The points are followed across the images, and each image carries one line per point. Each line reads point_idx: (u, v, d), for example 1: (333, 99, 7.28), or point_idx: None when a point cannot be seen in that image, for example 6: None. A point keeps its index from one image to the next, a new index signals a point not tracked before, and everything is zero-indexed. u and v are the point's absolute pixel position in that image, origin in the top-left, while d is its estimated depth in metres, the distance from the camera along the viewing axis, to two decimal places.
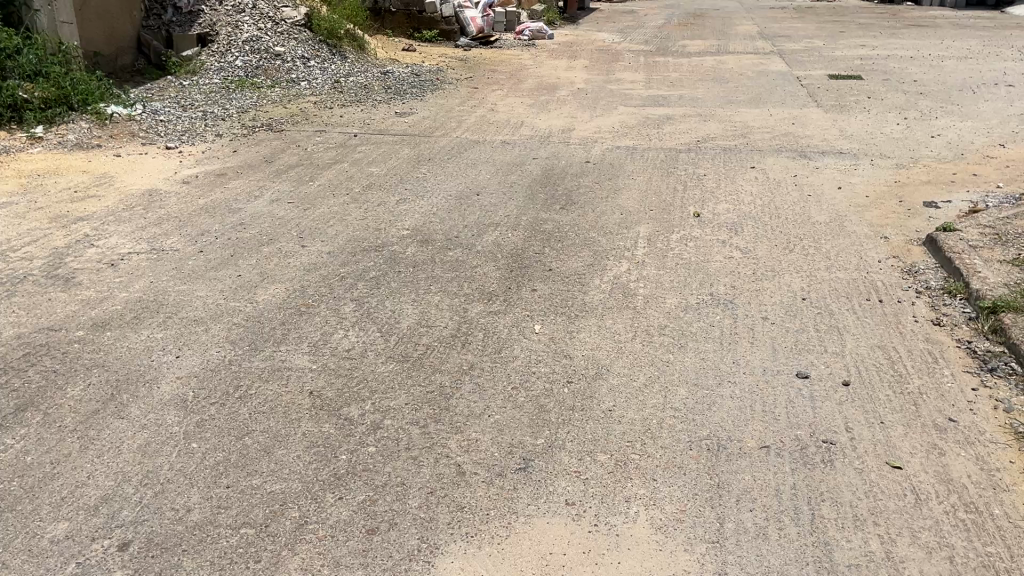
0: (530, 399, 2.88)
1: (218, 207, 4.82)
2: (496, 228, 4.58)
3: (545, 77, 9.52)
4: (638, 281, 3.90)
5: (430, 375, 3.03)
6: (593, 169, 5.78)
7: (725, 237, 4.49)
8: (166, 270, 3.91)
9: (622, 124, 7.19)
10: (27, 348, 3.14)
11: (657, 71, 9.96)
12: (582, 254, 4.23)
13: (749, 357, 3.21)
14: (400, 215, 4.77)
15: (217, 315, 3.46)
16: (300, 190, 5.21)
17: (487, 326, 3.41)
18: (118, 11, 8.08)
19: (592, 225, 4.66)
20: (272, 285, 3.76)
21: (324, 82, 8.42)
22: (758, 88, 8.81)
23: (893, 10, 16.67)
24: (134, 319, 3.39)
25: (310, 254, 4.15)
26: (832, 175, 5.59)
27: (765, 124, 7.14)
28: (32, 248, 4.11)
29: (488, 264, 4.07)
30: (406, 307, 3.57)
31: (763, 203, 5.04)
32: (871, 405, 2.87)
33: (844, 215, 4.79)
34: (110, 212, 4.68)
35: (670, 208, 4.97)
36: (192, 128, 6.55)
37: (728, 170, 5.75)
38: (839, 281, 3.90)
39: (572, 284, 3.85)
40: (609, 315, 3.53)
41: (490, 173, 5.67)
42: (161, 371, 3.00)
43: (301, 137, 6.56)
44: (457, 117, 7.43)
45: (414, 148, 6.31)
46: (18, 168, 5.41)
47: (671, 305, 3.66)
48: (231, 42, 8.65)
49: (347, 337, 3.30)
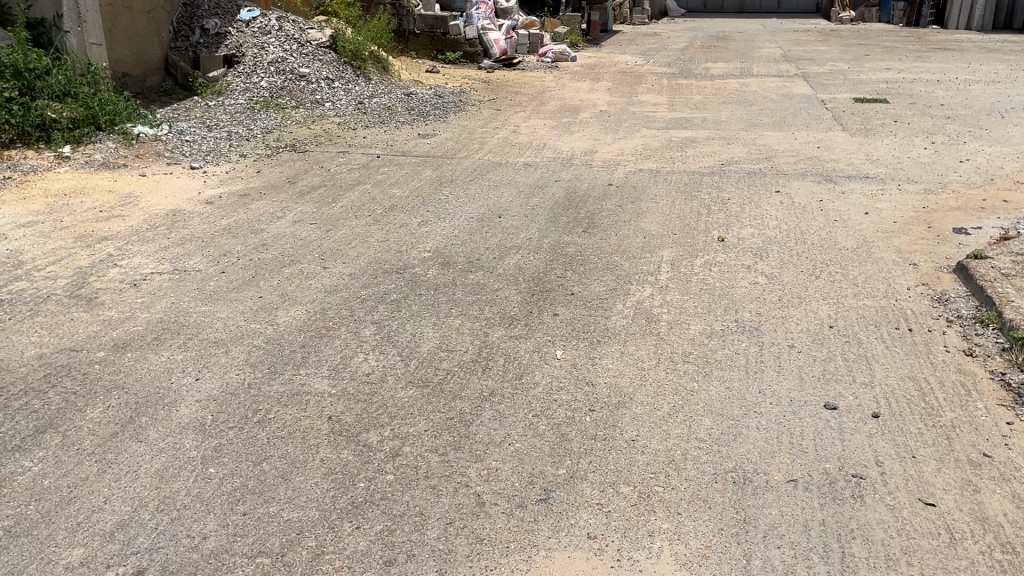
0: (552, 428, 2.83)
1: (242, 228, 4.83)
2: (518, 251, 4.55)
3: (568, 99, 9.52)
4: (661, 306, 3.85)
5: (450, 401, 2.99)
6: (616, 192, 5.74)
7: (749, 262, 4.43)
8: (188, 290, 3.91)
9: (645, 147, 7.17)
10: (49, 368, 3.14)
11: (680, 94, 9.94)
12: (605, 278, 4.19)
13: (776, 386, 3.14)
14: (422, 237, 4.75)
15: (237, 337, 3.45)
16: (322, 211, 5.22)
17: (507, 352, 3.37)
18: (148, 31, 8.20)
19: (615, 249, 4.62)
20: (293, 307, 3.75)
21: (348, 103, 8.47)
22: (783, 111, 8.76)
23: (919, 33, 16.54)
24: (155, 340, 3.39)
25: (332, 276, 4.14)
26: (858, 199, 5.52)
27: (789, 147, 7.08)
28: (56, 267, 4.14)
29: (510, 287, 4.04)
30: (426, 331, 3.54)
31: (788, 228, 4.98)
32: (901, 438, 2.80)
33: (871, 241, 4.72)
34: (134, 232, 4.70)
35: (693, 232, 4.92)
36: (217, 148, 6.60)
37: (753, 194, 5.70)
38: (867, 309, 3.82)
39: (594, 309, 3.81)
40: (631, 341, 3.48)
41: (513, 195, 5.65)
42: (180, 394, 2.99)
43: (325, 158, 6.59)
44: (480, 139, 7.44)
45: (437, 170, 6.31)
46: (45, 187, 5.47)
47: (695, 331, 3.60)
48: (256, 63, 8.73)
49: (367, 360, 3.27)
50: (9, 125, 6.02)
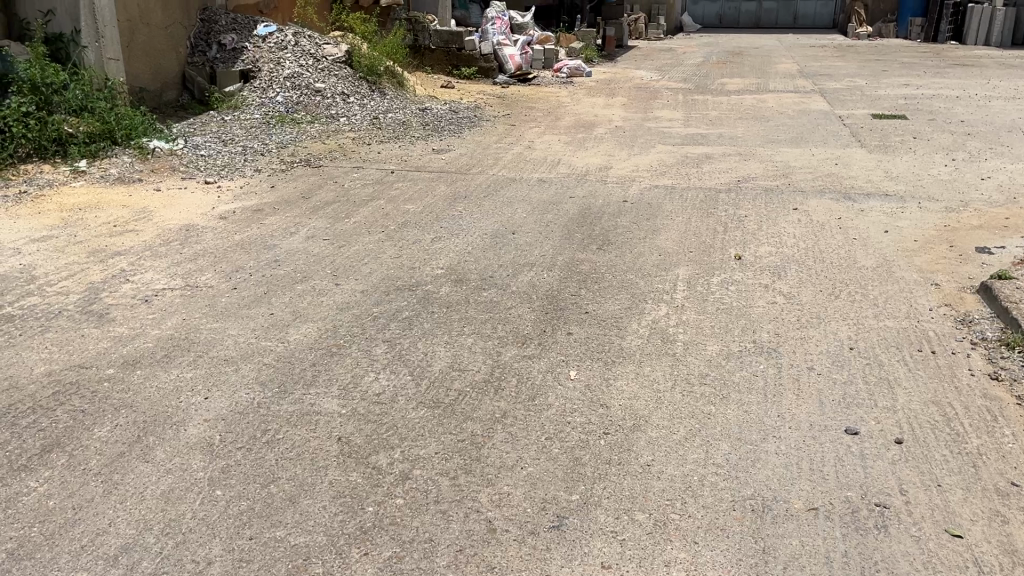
0: (565, 451, 2.77)
1: (254, 243, 4.81)
2: (532, 269, 4.50)
3: (583, 115, 9.49)
4: (677, 325, 3.80)
5: (461, 423, 2.93)
6: (631, 209, 5.68)
7: (768, 281, 4.36)
8: (200, 307, 3.88)
9: (661, 163, 7.12)
10: (57, 386, 3.11)
11: (696, 109, 9.89)
12: (620, 296, 4.13)
13: (795, 410, 3.07)
14: (435, 254, 4.72)
15: (248, 354, 3.41)
16: (336, 227, 5.20)
17: (520, 372, 3.31)
18: (165, 46, 8.23)
19: (631, 266, 4.56)
20: (304, 324, 3.72)
21: (363, 118, 8.48)
22: (800, 127, 8.69)
23: (938, 50, 16.45)
24: (164, 358, 3.36)
25: (344, 293, 4.10)
26: (877, 218, 5.43)
27: (807, 164, 7.01)
28: (69, 282, 4.13)
29: (523, 305, 3.99)
30: (438, 350, 3.49)
31: (806, 246, 4.91)
32: (926, 465, 2.72)
33: (891, 261, 4.64)
34: (147, 247, 4.69)
35: (710, 250, 4.86)
36: (231, 163, 6.60)
37: (770, 211, 5.63)
38: (889, 330, 3.74)
39: (609, 328, 3.75)
40: (647, 362, 3.42)
41: (527, 212, 5.60)
42: (188, 413, 2.95)
43: (339, 173, 6.58)
44: (494, 154, 7.41)
45: (451, 186, 6.28)
46: (61, 201, 5.48)
47: (712, 352, 3.53)
48: (272, 78, 8.76)
49: (378, 380, 3.22)
50: (25, 139, 6.05)
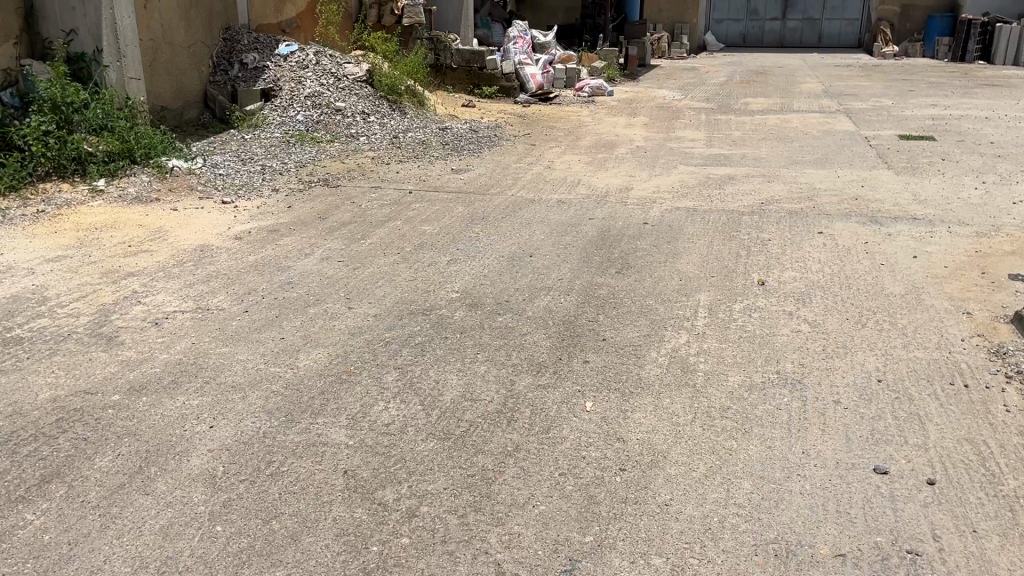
0: (579, 489, 2.66)
1: (268, 265, 4.76)
2: (549, 293, 4.40)
3: (604, 135, 9.41)
4: (698, 353, 3.68)
5: (472, 456, 2.83)
6: (651, 232, 5.56)
7: (792, 308, 4.23)
8: (210, 330, 3.82)
9: (682, 184, 7.00)
10: (61, 413, 3.05)
11: (719, 129, 9.78)
12: (639, 323, 4.02)
13: (820, 446, 2.95)
14: (450, 277, 4.63)
15: (256, 381, 3.33)
16: (351, 248, 5.14)
17: (534, 402, 3.20)
18: (187, 65, 8.25)
19: (651, 291, 4.45)
20: (315, 350, 3.64)
21: (383, 138, 8.46)
22: (825, 148, 8.54)
23: (965, 69, 16.23)
24: (171, 384, 3.29)
25: (357, 317, 4.02)
26: (906, 242, 5.28)
27: (832, 186, 6.86)
28: (80, 304, 4.08)
29: (539, 331, 3.89)
30: (450, 378, 3.39)
31: (831, 272, 4.77)
32: (960, 509, 2.58)
33: (921, 288, 4.49)
34: (161, 268, 4.65)
35: (733, 274, 4.73)
36: (249, 183, 6.58)
37: (795, 235, 5.50)
38: (919, 361, 3.60)
39: (627, 356, 3.63)
40: (666, 394, 3.30)
41: (545, 234, 5.51)
42: (192, 443, 2.87)
43: (357, 193, 6.53)
44: (514, 174, 7.34)
45: (469, 207, 6.21)
46: (77, 221, 5.46)
47: (734, 384, 3.40)
48: (293, 97, 8.76)
49: (388, 410, 3.13)
50: (45, 158, 6.06)
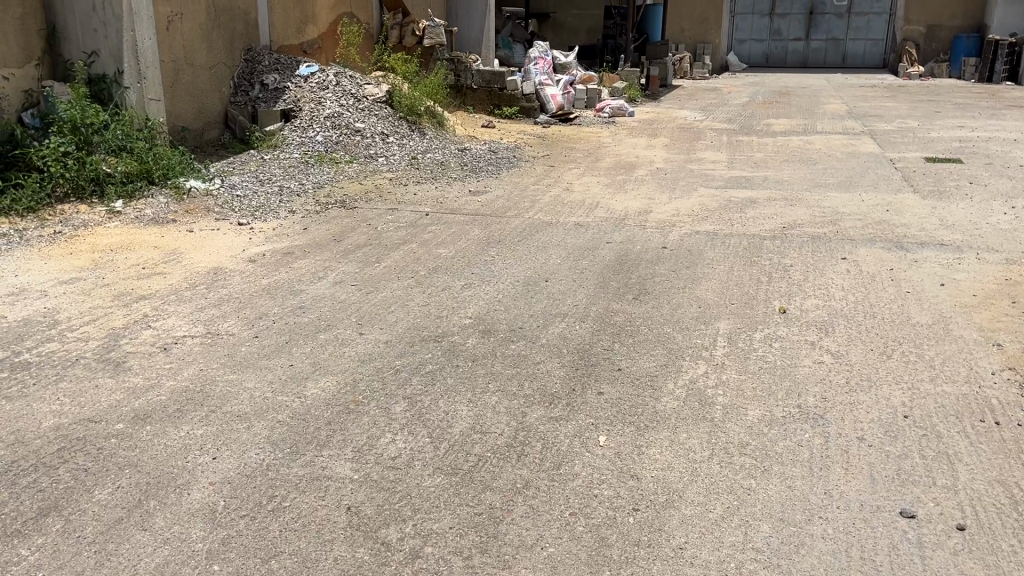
0: (590, 530, 2.56)
1: (280, 289, 4.71)
2: (564, 320, 4.31)
3: (624, 156, 9.33)
4: (716, 386, 3.56)
5: (479, 493, 2.74)
6: (670, 256, 5.46)
7: (814, 338, 4.11)
8: (219, 356, 3.76)
9: (702, 207, 6.90)
10: (63, 442, 3.00)
11: (741, 151, 9.67)
12: (656, 352, 3.91)
13: (843, 486, 2.82)
14: (464, 302, 4.56)
15: (262, 411, 3.26)
16: (365, 271, 5.08)
17: (546, 436, 3.11)
18: (209, 86, 8.29)
19: (668, 318, 4.35)
20: (324, 378, 3.57)
21: (402, 159, 8.44)
22: (849, 171, 8.41)
23: (993, 90, 16.00)
24: (176, 413, 3.23)
25: (367, 343, 3.96)
26: (932, 269, 5.15)
27: (856, 210, 6.72)
28: (90, 328, 4.05)
29: (553, 360, 3.80)
30: (460, 409, 3.30)
31: (855, 300, 4.65)
32: (992, 557, 2.46)
33: (948, 317, 4.35)
34: (173, 291, 4.62)
35: (753, 301, 4.62)
36: (266, 204, 6.56)
37: (818, 260, 5.37)
38: (947, 396, 3.46)
39: (643, 388, 3.52)
40: (683, 429, 3.19)
41: (561, 258, 5.42)
42: (193, 476, 2.81)
43: (373, 215, 6.49)
44: (532, 196, 7.27)
45: (486, 229, 6.14)
46: (94, 242, 5.46)
47: (754, 418, 3.28)
48: (313, 117, 8.77)
49: (395, 443, 3.04)
50: (63, 179, 6.08)
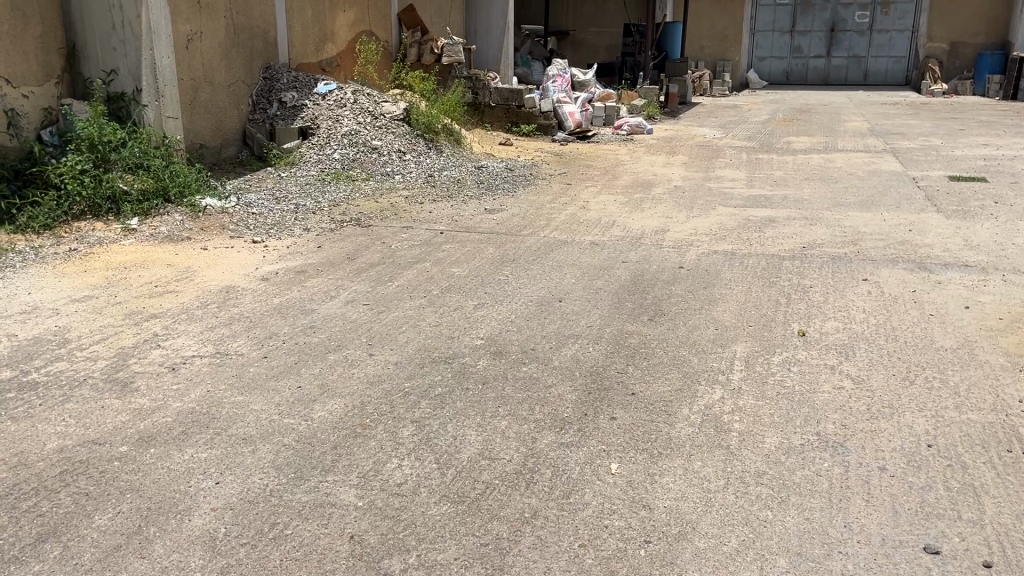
0: (600, 563, 2.48)
1: (291, 308, 4.67)
2: (577, 341, 4.24)
3: (642, 174, 9.26)
4: (732, 411, 3.47)
5: (486, 522, 2.67)
6: (687, 276, 5.38)
7: (834, 362, 4.00)
8: (227, 377, 3.72)
9: (721, 226, 6.81)
10: (66, 464, 2.96)
11: (760, 169, 9.57)
12: (671, 375, 3.83)
13: (864, 519, 2.72)
14: (476, 322, 4.51)
15: (267, 434, 3.21)
16: (377, 291, 5.04)
17: (556, 463, 3.03)
18: (228, 104, 8.34)
19: (684, 341, 4.26)
20: (331, 400, 3.51)
21: (418, 177, 8.42)
22: (871, 189, 8.29)
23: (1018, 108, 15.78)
24: (181, 436, 3.18)
25: (377, 364, 3.91)
26: (956, 291, 5.03)
27: (878, 230, 6.61)
28: (99, 347, 4.03)
29: (565, 383, 3.72)
30: (469, 434, 3.24)
31: (876, 322, 4.54)
32: None
33: (974, 342, 4.23)
34: (184, 309, 4.60)
35: (771, 323, 4.53)
36: (281, 222, 6.55)
37: (838, 281, 5.27)
38: (973, 425, 3.35)
39: (657, 414, 3.43)
40: (698, 457, 3.09)
41: (575, 278, 5.36)
42: (195, 501, 2.76)
43: (388, 233, 6.45)
44: (548, 215, 7.22)
45: (500, 248, 6.09)
46: (108, 260, 5.46)
47: (771, 446, 3.19)
48: (330, 135, 8.78)
49: (401, 468, 2.98)
50: (80, 197, 6.11)
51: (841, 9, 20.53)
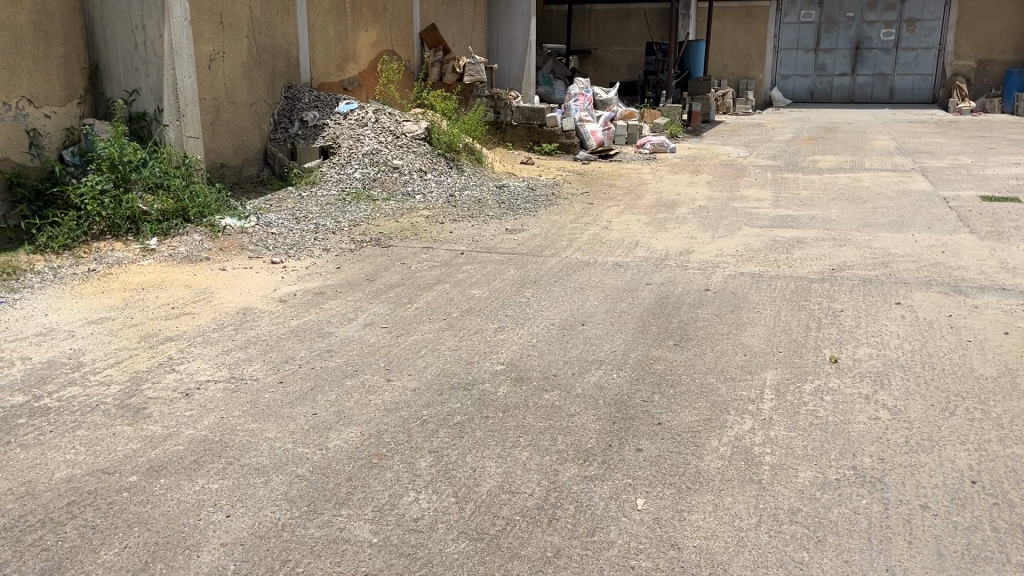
0: None
1: (309, 331, 4.59)
2: (601, 367, 4.11)
3: (665, 194, 9.13)
4: (763, 444, 3.32)
5: (506, 562, 2.55)
6: (713, 299, 5.24)
7: (869, 391, 3.84)
8: (242, 403, 3.63)
9: (747, 247, 6.66)
10: (74, 495, 2.88)
11: (786, 189, 9.41)
12: (699, 404, 3.68)
13: (906, 562, 2.57)
14: (496, 346, 4.40)
15: (281, 464, 3.11)
16: (396, 313, 4.95)
17: (579, 498, 2.90)
18: (249, 123, 8.33)
19: (711, 367, 4.12)
20: (347, 428, 3.41)
21: (439, 196, 8.34)
22: (900, 210, 8.11)
23: None
24: (192, 465, 3.09)
25: (394, 390, 3.80)
26: (995, 316, 4.85)
27: (909, 252, 6.44)
28: (114, 371, 3.96)
29: (588, 412, 3.59)
30: (489, 466, 3.11)
31: (912, 348, 4.38)
32: None
33: (1015, 370, 4.05)
34: (200, 332, 4.53)
35: (802, 349, 4.38)
36: (301, 242, 6.49)
37: (870, 305, 5.12)
38: (1019, 460, 3.18)
39: (685, 445, 3.30)
40: (728, 492, 2.95)
41: (598, 300, 5.24)
42: (205, 535, 2.66)
43: (408, 254, 6.37)
44: (570, 235, 7.11)
45: (522, 269, 6.00)
46: (126, 280, 5.42)
47: (805, 481, 3.04)
48: (351, 154, 8.74)
49: (418, 502, 2.86)
50: (99, 218, 6.09)
51: (866, 27, 20.36)
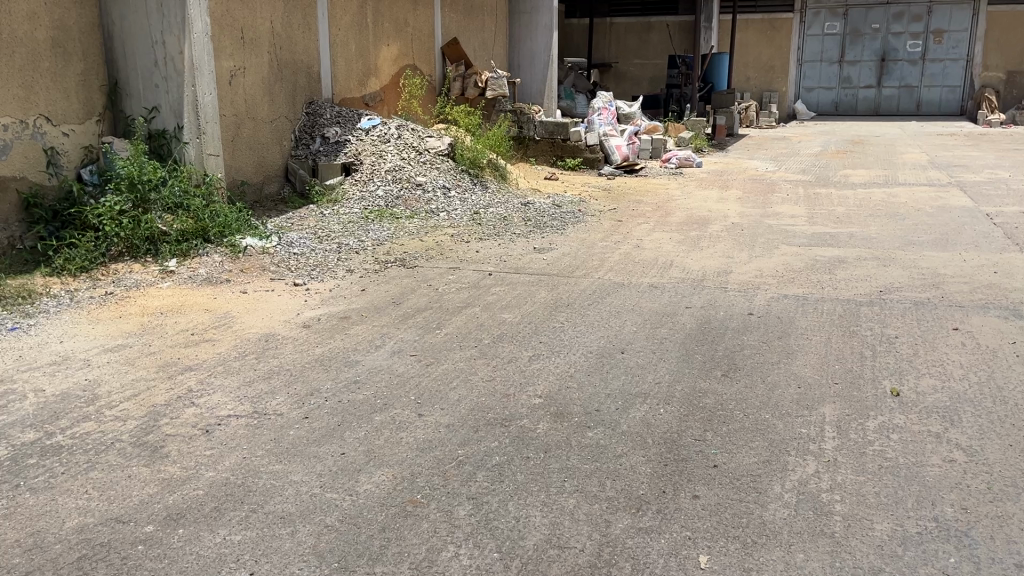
0: None
1: (334, 360, 4.34)
2: (646, 401, 3.84)
3: (696, 210, 8.85)
4: (831, 490, 3.04)
5: None
6: (758, 324, 4.97)
7: (938, 429, 3.55)
8: (265, 441, 3.40)
9: (787, 267, 6.38)
10: (84, 549, 2.65)
11: (821, 205, 9.11)
12: (755, 444, 3.41)
13: None
14: (532, 377, 4.14)
15: (308, 512, 2.86)
16: (424, 339, 4.71)
17: (636, 554, 2.64)
18: (270, 140, 8.14)
19: (765, 401, 3.84)
20: (379, 470, 3.16)
21: (463, 214, 8.13)
22: (944, 227, 7.79)
23: None
24: (213, 513, 2.85)
25: (426, 428, 3.54)
26: None
27: (959, 272, 6.15)
28: (129, 405, 3.73)
29: (637, 452, 3.32)
30: (533, 516, 2.85)
31: (978, 380, 4.08)
32: None
33: None
34: (222, 361, 4.30)
35: (860, 380, 4.09)
36: (323, 262, 6.28)
37: (925, 330, 4.82)
38: None
39: (746, 491, 3.03)
40: (800, 547, 2.68)
41: (637, 324, 4.99)
42: None
43: (434, 274, 6.14)
44: (602, 254, 6.85)
45: (553, 291, 5.74)
46: (143, 304, 5.21)
47: (882, 535, 2.76)
48: (374, 170, 8.54)
49: (458, 559, 2.61)
50: (117, 238, 5.91)
51: (891, 39, 20.05)
